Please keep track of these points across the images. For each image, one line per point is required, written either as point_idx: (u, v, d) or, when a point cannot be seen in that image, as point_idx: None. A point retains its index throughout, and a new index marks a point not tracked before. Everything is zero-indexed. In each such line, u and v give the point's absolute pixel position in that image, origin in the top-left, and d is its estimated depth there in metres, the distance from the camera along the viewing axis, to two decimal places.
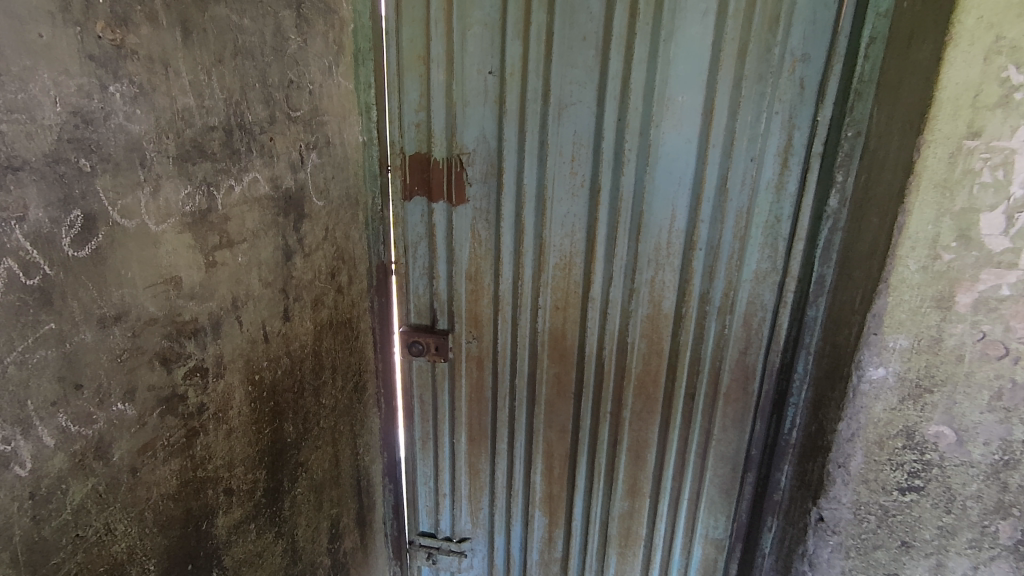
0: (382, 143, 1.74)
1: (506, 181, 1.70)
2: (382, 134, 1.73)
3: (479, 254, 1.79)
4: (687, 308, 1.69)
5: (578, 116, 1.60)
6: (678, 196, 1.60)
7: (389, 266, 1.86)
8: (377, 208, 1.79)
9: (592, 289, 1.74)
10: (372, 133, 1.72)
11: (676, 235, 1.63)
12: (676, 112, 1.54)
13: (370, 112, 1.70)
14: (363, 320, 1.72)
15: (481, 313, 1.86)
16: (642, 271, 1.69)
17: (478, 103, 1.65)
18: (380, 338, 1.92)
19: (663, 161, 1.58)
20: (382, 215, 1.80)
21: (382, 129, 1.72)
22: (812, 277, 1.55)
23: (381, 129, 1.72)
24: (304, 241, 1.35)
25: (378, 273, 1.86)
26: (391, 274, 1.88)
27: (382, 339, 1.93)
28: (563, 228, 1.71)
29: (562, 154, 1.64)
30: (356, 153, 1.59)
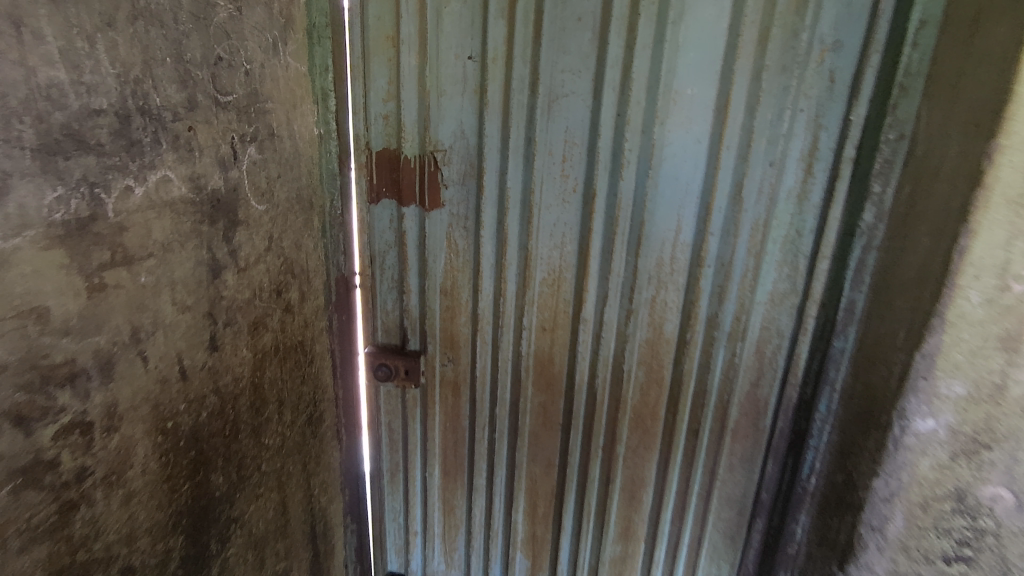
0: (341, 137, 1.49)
1: (487, 186, 1.48)
2: (342, 127, 1.49)
3: (456, 267, 1.57)
4: (691, 333, 1.49)
5: (570, 111, 1.38)
6: (684, 205, 1.39)
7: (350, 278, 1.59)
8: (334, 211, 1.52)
9: (585, 310, 1.53)
10: (330, 124, 1.48)
11: (680, 250, 1.43)
12: (684, 108, 1.32)
13: (328, 100, 1.46)
14: (320, 342, 1.48)
15: (457, 333, 1.64)
16: (641, 290, 1.48)
17: (455, 94, 1.43)
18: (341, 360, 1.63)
19: (668, 165, 1.37)
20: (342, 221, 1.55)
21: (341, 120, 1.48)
22: (840, 302, 1.34)
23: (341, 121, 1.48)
24: (238, 254, 1.11)
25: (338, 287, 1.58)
26: (355, 287, 1.64)
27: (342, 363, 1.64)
28: (552, 239, 1.49)
29: (551, 154, 1.42)
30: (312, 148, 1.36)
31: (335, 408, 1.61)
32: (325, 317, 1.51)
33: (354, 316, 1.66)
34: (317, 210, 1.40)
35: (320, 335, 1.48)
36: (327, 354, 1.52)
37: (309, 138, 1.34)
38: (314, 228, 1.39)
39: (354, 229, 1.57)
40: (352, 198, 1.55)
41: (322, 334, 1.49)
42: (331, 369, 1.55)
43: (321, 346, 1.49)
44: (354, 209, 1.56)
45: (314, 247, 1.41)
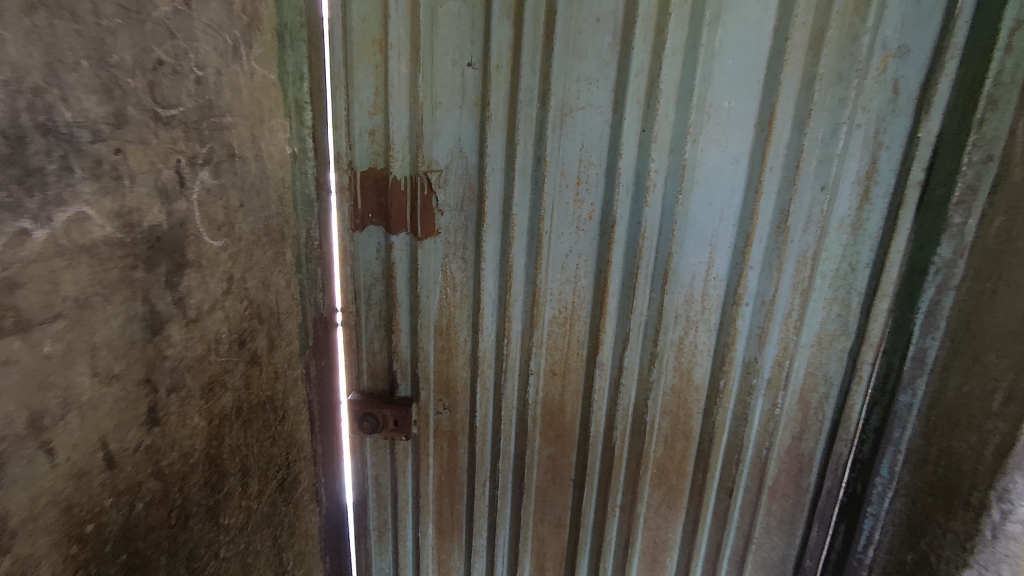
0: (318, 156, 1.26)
1: (489, 212, 1.29)
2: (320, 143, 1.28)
3: (453, 303, 1.38)
4: (725, 381, 1.29)
5: (586, 126, 1.19)
6: (718, 234, 1.20)
7: (328, 318, 1.37)
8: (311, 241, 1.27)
9: (601, 353, 1.33)
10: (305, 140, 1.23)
11: (713, 286, 1.23)
12: (720, 124, 1.13)
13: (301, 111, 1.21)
14: (295, 394, 1.27)
15: (454, 377, 1.44)
16: (667, 330, 1.29)
17: (452, 106, 1.24)
18: (318, 413, 1.41)
19: (700, 188, 1.18)
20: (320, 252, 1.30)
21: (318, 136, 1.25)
22: (910, 350, 1.12)
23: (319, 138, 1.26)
24: (186, 302, 0.90)
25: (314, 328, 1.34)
26: (337, 325, 1.43)
27: (320, 416, 1.41)
28: (564, 273, 1.30)
29: (563, 175, 1.23)
30: (285, 168, 1.15)
31: (313, 466, 1.40)
32: (301, 363, 1.30)
33: (337, 357, 1.46)
34: (291, 242, 1.20)
35: (295, 386, 1.27)
36: (303, 405, 1.31)
37: (281, 157, 1.14)
38: (289, 264, 1.20)
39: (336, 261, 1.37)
40: (335, 226, 1.35)
41: (297, 384, 1.28)
42: (308, 422, 1.34)
43: (296, 396, 1.28)
44: (337, 238, 1.35)
45: (286, 285, 1.20)
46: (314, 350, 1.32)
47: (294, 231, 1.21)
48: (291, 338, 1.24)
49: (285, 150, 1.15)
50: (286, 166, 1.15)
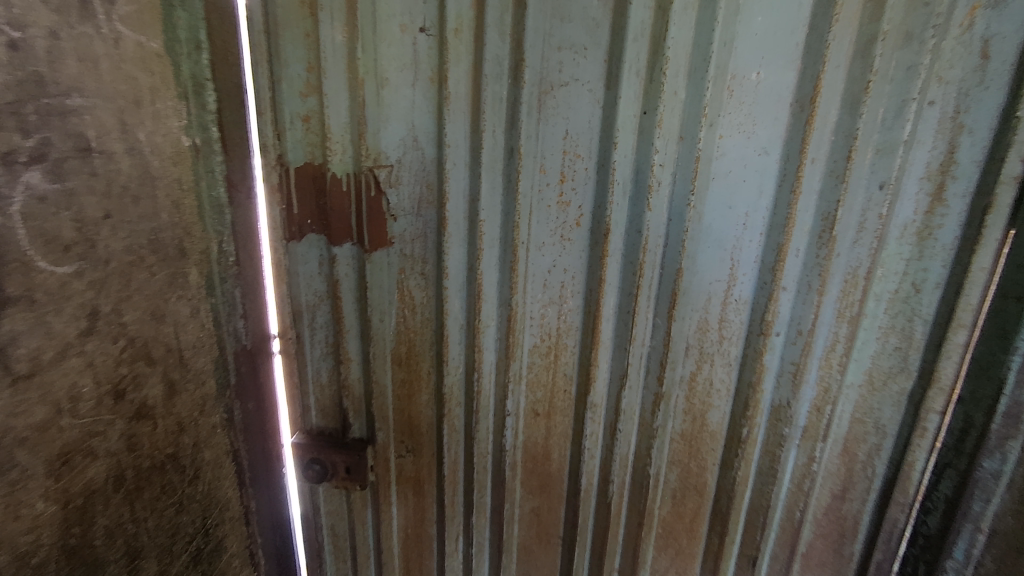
0: (233, 148, 1.00)
1: (451, 218, 1.03)
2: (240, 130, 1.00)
3: (413, 329, 1.13)
4: (749, 429, 1.03)
5: (571, 109, 0.93)
6: (741, 246, 0.94)
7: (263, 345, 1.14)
8: (226, 257, 1.01)
9: (594, 392, 1.08)
10: (212, 130, 0.95)
11: (734, 310, 0.97)
12: (745, 103, 0.86)
13: (206, 93, 0.93)
14: (212, 445, 1.02)
15: (418, 415, 1.20)
16: (676, 365, 1.03)
17: (403, 85, 0.98)
18: (257, 462, 1.16)
19: (718, 187, 0.91)
20: (237, 270, 1.04)
21: (231, 123, 0.98)
22: (1000, 404, 0.87)
23: (235, 126, 0.99)
24: (12, 354, 0.65)
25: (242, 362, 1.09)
26: (275, 353, 1.17)
27: (259, 466, 1.17)
28: (546, 293, 1.05)
29: (543, 171, 0.97)
30: (184, 165, 0.89)
31: (246, 525, 1.15)
32: (223, 406, 1.05)
33: (275, 393, 1.20)
34: (196, 260, 0.94)
35: (211, 435, 1.02)
36: (227, 457, 1.07)
37: (177, 151, 0.88)
38: (197, 287, 0.95)
39: (268, 279, 1.12)
40: (263, 237, 1.09)
41: (216, 433, 1.03)
42: (235, 476, 1.09)
43: (215, 449, 1.04)
44: (267, 252, 1.10)
45: (192, 313, 0.95)
46: (238, 389, 1.07)
47: (203, 244, 0.96)
48: (208, 377, 1.00)
49: (183, 143, 0.90)
50: (184, 162, 0.89)
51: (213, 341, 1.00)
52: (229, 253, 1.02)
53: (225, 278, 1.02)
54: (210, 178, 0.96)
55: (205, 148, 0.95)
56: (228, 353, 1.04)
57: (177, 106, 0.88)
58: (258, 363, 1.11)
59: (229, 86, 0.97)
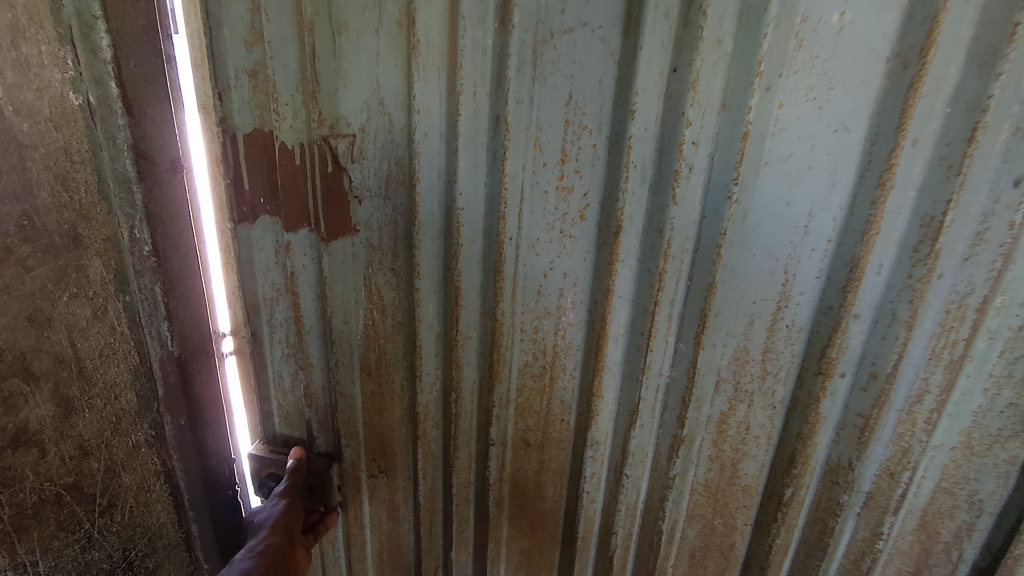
0: (140, 111, 0.76)
1: (423, 204, 0.82)
2: (154, 88, 0.78)
3: (383, 335, 0.94)
4: (793, 490, 0.81)
5: (576, 64, 0.69)
6: (798, 257, 0.69)
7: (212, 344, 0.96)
8: (139, 246, 0.80)
9: (596, 428, 0.87)
10: (110, 85, 0.72)
11: (784, 340, 0.74)
12: (819, 56, 0.61)
13: (98, 35, 0.70)
14: (135, 468, 0.87)
15: (392, 434, 1.02)
16: (702, 404, 0.80)
17: (364, 31, 0.76)
18: (198, 488, 0.97)
19: (771, 176, 0.67)
20: (157, 262, 0.82)
21: (134, 76, 0.75)
22: None
23: (147, 82, 0.77)
24: None
25: (174, 373, 0.88)
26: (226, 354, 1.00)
27: (204, 487, 0.99)
28: (540, 302, 0.83)
29: (539, 147, 0.74)
30: (70, 128, 0.70)
31: (187, 551, 0.99)
32: (148, 420, 0.87)
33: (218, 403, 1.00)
34: (98, 250, 0.76)
35: (132, 457, 0.86)
36: (156, 479, 0.90)
37: (60, 110, 0.69)
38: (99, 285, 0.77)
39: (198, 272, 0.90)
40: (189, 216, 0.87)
41: (138, 452, 0.86)
42: (169, 500, 0.93)
43: (139, 470, 0.87)
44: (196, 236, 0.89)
45: (96, 316, 0.77)
46: (169, 403, 0.88)
47: (107, 230, 0.76)
48: (120, 393, 0.82)
49: (71, 101, 0.69)
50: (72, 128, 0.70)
51: (131, 345, 0.82)
52: (143, 241, 0.80)
53: (141, 272, 0.81)
54: (113, 147, 0.74)
55: (103, 108, 0.72)
56: (152, 360, 0.85)
57: (56, 51, 0.67)
58: (193, 369, 0.92)
59: (136, 31, 0.74)
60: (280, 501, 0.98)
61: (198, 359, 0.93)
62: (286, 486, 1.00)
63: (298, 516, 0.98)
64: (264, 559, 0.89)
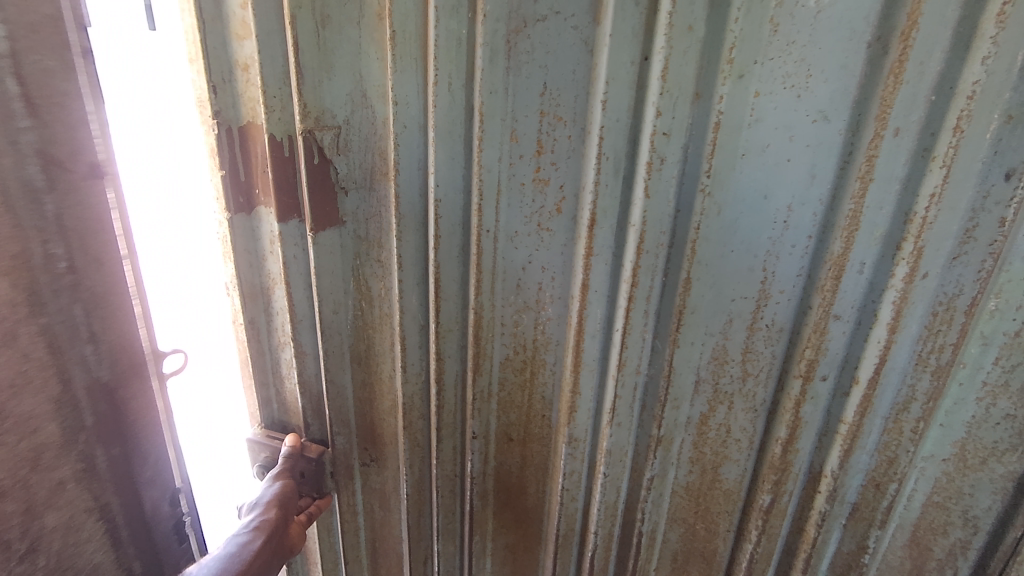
0: (46, 111, 0.72)
1: (403, 196, 0.82)
2: (65, 84, 0.74)
3: (370, 325, 0.95)
4: (773, 498, 0.78)
5: (549, 54, 0.69)
6: (777, 253, 0.66)
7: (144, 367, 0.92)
8: (54, 262, 0.76)
9: (574, 425, 0.85)
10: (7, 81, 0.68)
11: (763, 340, 0.71)
12: (796, 42, 0.58)
13: None
14: (59, 506, 0.83)
15: (382, 424, 1.03)
16: (681, 404, 0.78)
17: (348, 25, 0.77)
18: (135, 521, 0.96)
19: (748, 168, 0.64)
20: (73, 278, 0.79)
21: (35, 71, 0.70)
22: None
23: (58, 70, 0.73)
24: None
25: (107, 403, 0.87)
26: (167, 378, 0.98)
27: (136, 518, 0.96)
28: (519, 296, 0.83)
29: (515, 138, 0.74)
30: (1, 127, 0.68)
31: None
32: (74, 454, 0.84)
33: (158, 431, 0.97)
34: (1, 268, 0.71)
35: (54, 493, 0.82)
36: (87, 515, 0.87)
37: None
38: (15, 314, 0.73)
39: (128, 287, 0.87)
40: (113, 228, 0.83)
41: (62, 489, 0.83)
42: (103, 536, 0.90)
43: (69, 506, 0.84)
44: (124, 256, 0.85)
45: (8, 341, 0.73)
46: (98, 432, 0.86)
47: (15, 248, 0.72)
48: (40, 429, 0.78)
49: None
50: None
51: (51, 372, 0.79)
52: (57, 257, 0.77)
53: (57, 290, 0.78)
54: (15, 152, 0.70)
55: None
56: (77, 388, 0.83)
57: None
58: (126, 395, 0.90)
59: (38, 19, 0.70)
60: (275, 482, 1.01)
61: (133, 384, 0.91)
62: (280, 470, 1.03)
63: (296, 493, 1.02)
64: (262, 530, 0.93)
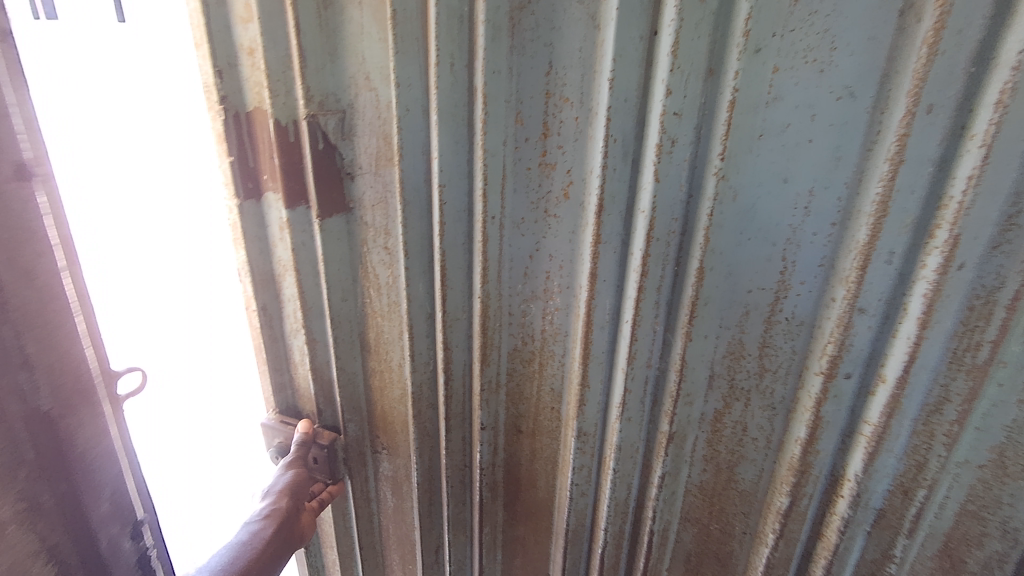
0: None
1: (407, 181, 0.80)
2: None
3: (379, 313, 0.94)
4: (792, 501, 0.74)
5: (555, 30, 0.65)
6: (797, 241, 0.62)
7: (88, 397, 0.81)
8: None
9: (583, 419, 0.82)
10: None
11: (783, 334, 0.67)
12: (818, 13, 0.53)
13: None
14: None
15: (393, 413, 1.02)
16: (694, 399, 0.75)
17: (349, 4, 0.75)
18: (124, 538, 0.91)
19: (766, 150, 0.60)
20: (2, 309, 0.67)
21: None
22: None
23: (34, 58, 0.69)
24: None
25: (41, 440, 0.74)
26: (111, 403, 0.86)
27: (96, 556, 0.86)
28: (527, 285, 0.80)
29: (520, 121, 0.71)
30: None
31: None
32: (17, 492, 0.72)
33: (111, 457, 0.87)
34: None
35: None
36: (33, 557, 0.75)
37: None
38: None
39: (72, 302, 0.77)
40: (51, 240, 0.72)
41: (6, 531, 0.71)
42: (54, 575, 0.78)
43: (13, 550, 0.72)
44: (63, 267, 0.74)
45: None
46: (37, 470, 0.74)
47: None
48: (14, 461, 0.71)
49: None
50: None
51: None
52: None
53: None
54: None
55: None
56: (19, 422, 0.71)
57: None
58: (73, 425, 0.79)
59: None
60: (287, 470, 1.02)
61: (77, 411, 0.79)
62: (293, 458, 1.03)
63: (309, 482, 1.03)
64: (274, 519, 0.94)
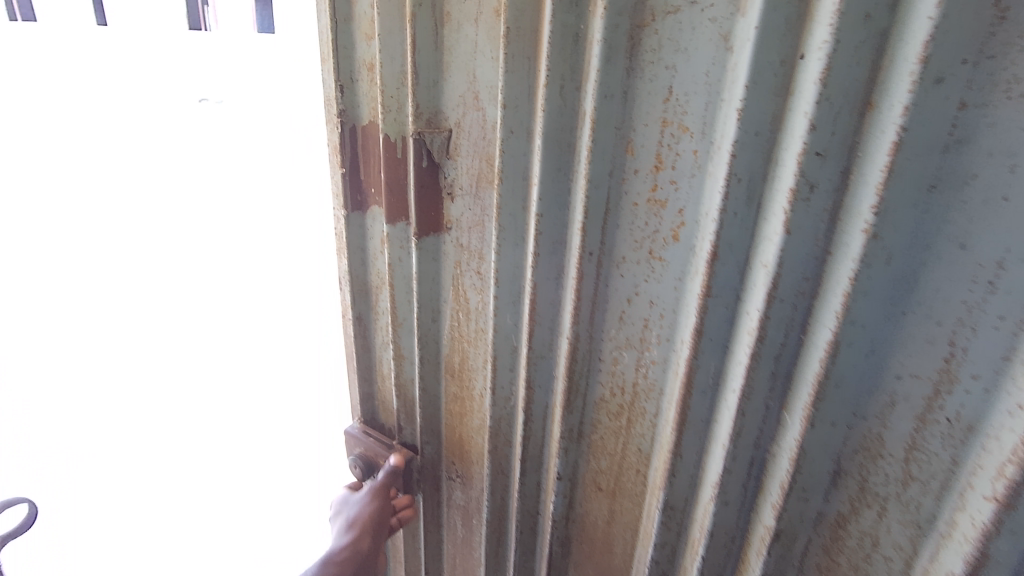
0: None
1: (504, 206, 0.75)
2: None
3: (465, 337, 0.90)
4: None
5: (680, 52, 0.57)
6: (971, 325, 0.48)
7: None
8: None
9: (671, 491, 0.72)
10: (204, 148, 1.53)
11: (941, 438, 0.52)
12: None
13: None
14: None
15: (470, 442, 0.98)
16: (811, 493, 0.62)
17: (465, 22, 0.72)
18: None
19: (937, 205, 0.47)
20: None
21: None
22: None
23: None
24: None
25: None
26: None
27: None
28: (621, 330, 0.72)
29: (630, 150, 0.63)
30: None
31: None
32: None
33: None
34: None
35: None
36: None
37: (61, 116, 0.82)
38: None
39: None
40: None
41: None
42: None
43: None
44: None
45: None
46: None
47: None
48: None
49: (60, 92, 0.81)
50: None
51: None
52: None
53: None
54: None
55: None
56: None
57: None
58: None
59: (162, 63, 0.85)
60: (370, 496, 0.99)
61: None
62: (379, 483, 1.00)
63: (389, 510, 1.00)
64: (348, 557, 0.93)
